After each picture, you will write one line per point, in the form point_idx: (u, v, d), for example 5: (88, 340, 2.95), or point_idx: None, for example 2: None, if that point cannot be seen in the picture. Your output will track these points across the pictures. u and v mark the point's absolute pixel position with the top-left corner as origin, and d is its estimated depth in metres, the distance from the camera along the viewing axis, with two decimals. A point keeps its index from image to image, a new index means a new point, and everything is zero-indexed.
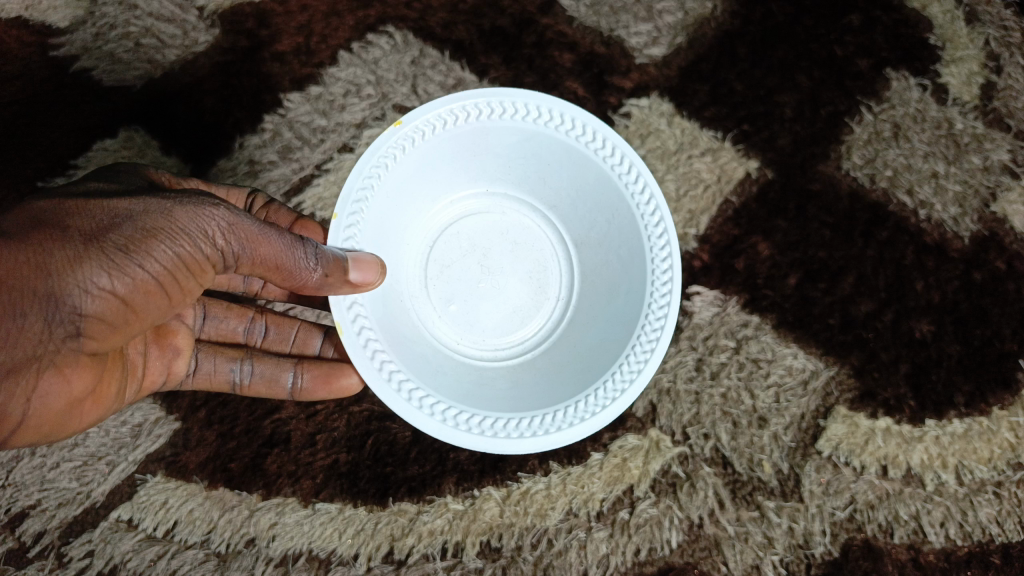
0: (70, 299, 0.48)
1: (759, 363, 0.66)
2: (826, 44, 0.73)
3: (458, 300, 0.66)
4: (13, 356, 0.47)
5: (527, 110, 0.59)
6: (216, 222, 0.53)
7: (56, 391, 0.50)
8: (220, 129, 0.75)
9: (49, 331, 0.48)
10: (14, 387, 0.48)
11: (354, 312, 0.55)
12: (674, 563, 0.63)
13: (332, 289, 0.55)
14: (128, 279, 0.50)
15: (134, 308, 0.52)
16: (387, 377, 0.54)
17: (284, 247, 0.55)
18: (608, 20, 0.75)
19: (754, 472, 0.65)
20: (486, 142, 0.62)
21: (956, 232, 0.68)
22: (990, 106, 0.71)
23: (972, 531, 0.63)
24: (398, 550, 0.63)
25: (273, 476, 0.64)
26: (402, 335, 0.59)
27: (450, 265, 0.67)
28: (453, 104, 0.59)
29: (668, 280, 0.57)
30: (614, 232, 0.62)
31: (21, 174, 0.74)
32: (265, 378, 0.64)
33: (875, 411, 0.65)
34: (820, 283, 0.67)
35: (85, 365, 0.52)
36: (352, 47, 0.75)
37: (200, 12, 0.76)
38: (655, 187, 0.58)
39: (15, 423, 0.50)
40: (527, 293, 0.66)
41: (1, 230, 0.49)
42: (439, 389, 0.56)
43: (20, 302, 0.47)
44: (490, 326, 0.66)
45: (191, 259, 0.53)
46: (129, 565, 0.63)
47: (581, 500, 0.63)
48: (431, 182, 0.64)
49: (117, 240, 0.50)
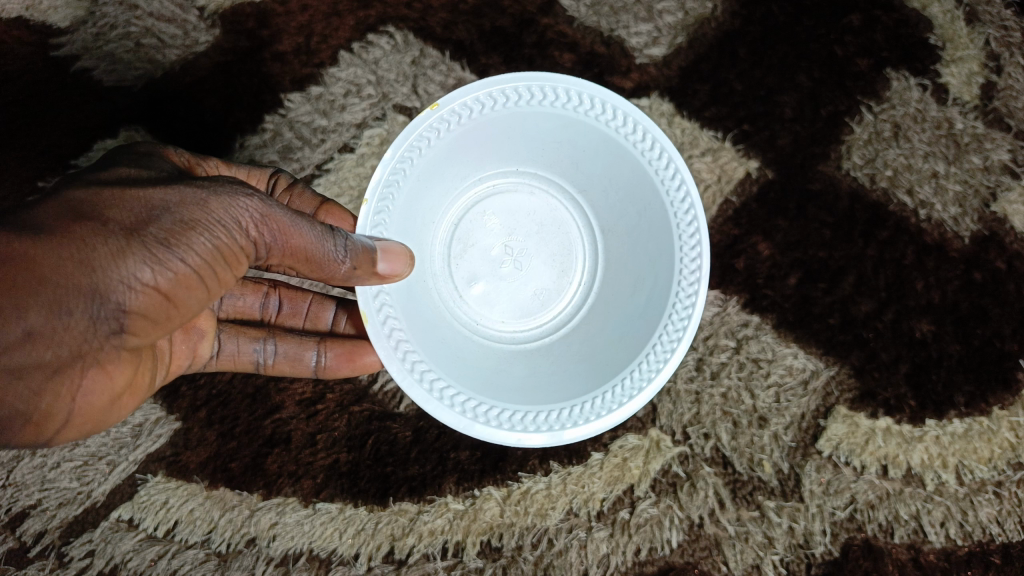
0: (115, 294, 0.46)
1: (759, 363, 0.66)
2: (826, 44, 0.73)
3: (481, 281, 0.67)
4: (56, 356, 0.45)
5: (567, 96, 0.59)
6: (250, 212, 0.51)
7: (101, 388, 0.48)
8: (220, 129, 0.75)
9: (94, 328, 0.46)
10: (59, 388, 0.46)
11: (380, 302, 0.56)
12: (674, 563, 0.63)
13: (360, 281, 0.54)
14: (172, 272, 0.48)
15: (177, 302, 0.49)
16: (409, 367, 0.55)
17: (317, 238, 0.53)
18: (608, 20, 0.75)
19: (754, 471, 0.65)
20: (522, 126, 0.62)
21: (955, 232, 0.68)
22: (990, 106, 0.71)
23: (972, 531, 0.63)
24: (398, 550, 0.63)
25: (273, 476, 0.64)
26: (426, 322, 0.60)
27: (474, 245, 0.68)
28: (493, 87, 0.58)
29: (696, 280, 0.56)
30: (643, 224, 0.62)
31: (23, 174, 0.74)
32: (288, 358, 0.63)
33: (876, 411, 0.65)
34: (820, 283, 0.67)
35: (126, 361, 0.49)
36: (353, 47, 0.75)
37: (200, 12, 0.76)
38: (691, 183, 0.57)
39: (59, 422, 0.47)
40: (548, 277, 0.68)
41: (34, 220, 0.46)
42: (462, 378, 0.57)
43: (64, 298, 0.44)
44: (511, 310, 0.68)
45: (228, 249, 0.50)
46: (129, 565, 0.63)
47: (581, 500, 0.63)
48: (463, 162, 0.65)
49: (159, 231, 0.47)
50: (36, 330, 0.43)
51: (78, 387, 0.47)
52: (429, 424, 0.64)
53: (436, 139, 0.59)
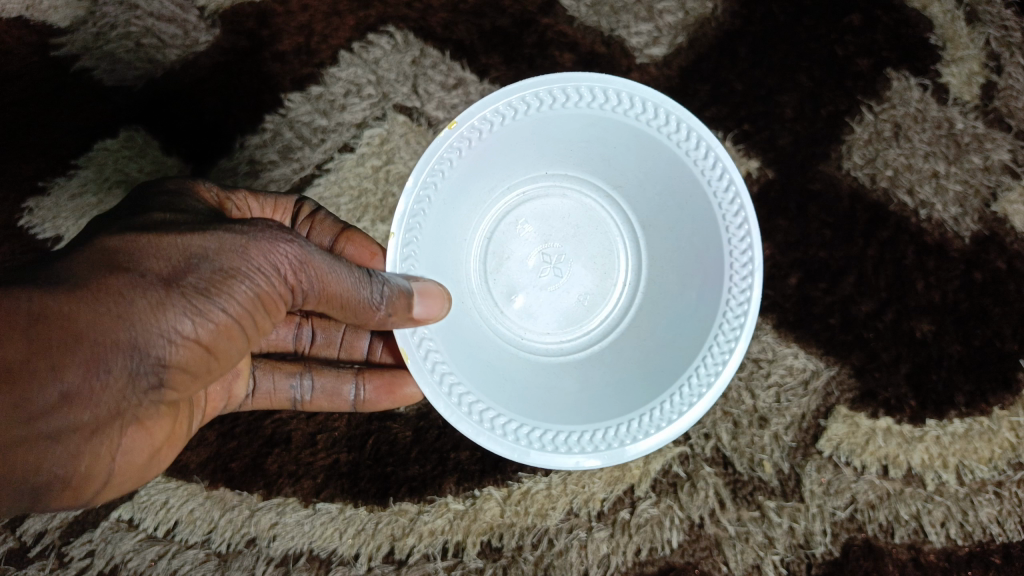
0: (154, 350, 0.47)
1: (759, 363, 0.66)
2: (827, 44, 0.73)
3: (521, 291, 0.68)
4: (97, 415, 0.46)
5: (592, 95, 0.57)
6: (288, 258, 0.52)
7: (140, 444, 0.49)
8: (221, 129, 0.75)
9: (132, 384, 0.47)
10: (99, 447, 0.47)
11: (418, 337, 0.56)
12: (674, 563, 0.63)
13: (396, 324, 0.55)
14: (209, 324, 0.49)
15: (216, 353, 0.51)
16: (455, 399, 0.55)
17: (353, 283, 0.54)
18: (609, 20, 0.75)
19: (754, 471, 0.65)
20: (548, 130, 0.61)
21: (955, 232, 0.68)
22: (990, 106, 0.71)
23: (972, 531, 0.63)
24: (399, 550, 0.63)
25: (273, 476, 0.64)
26: (466, 347, 0.60)
27: (511, 255, 0.69)
28: (511, 96, 0.57)
29: (748, 276, 0.55)
30: (687, 217, 0.60)
31: (23, 173, 0.74)
32: (326, 392, 0.63)
33: (876, 411, 0.65)
34: (820, 283, 0.67)
35: (163, 413, 0.51)
36: (352, 47, 0.75)
37: (201, 12, 0.76)
38: (734, 173, 0.56)
39: (100, 480, 0.49)
40: (591, 280, 0.68)
41: (71, 273, 0.46)
42: (510, 403, 0.56)
43: (103, 356, 0.45)
44: (554, 317, 0.68)
45: (266, 297, 0.51)
46: (129, 565, 0.63)
47: (581, 500, 0.63)
48: (489, 175, 0.64)
49: (196, 284, 0.48)
50: (75, 391, 0.44)
51: (119, 442, 0.48)
52: (430, 424, 0.64)
53: (459, 159, 0.58)
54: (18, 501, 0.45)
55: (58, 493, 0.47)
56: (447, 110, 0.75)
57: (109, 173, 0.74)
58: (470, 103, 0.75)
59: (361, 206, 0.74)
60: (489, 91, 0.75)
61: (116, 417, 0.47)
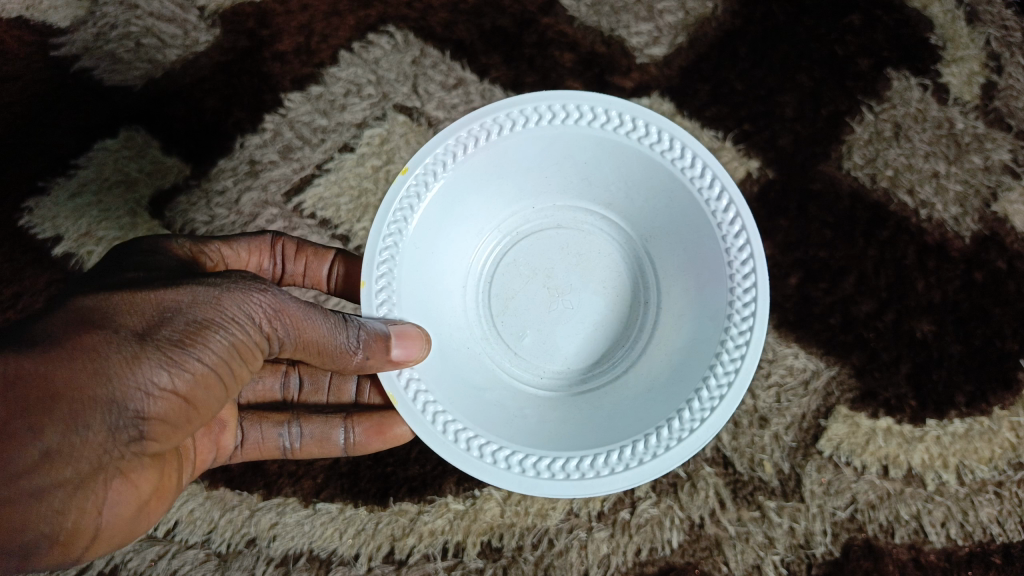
0: (132, 402, 0.45)
1: (760, 363, 0.66)
2: (826, 44, 0.73)
3: (529, 330, 0.61)
4: (77, 471, 0.43)
5: (540, 114, 0.55)
6: (262, 308, 0.50)
7: (128, 499, 0.46)
8: (221, 129, 0.75)
9: (113, 438, 0.44)
10: (83, 502, 0.44)
11: (410, 382, 0.52)
12: (674, 563, 0.62)
13: (377, 369, 0.51)
14: (188, 375, 0.46)
15: (196, 404, 0.48)
16: (464, 446, 0.50)
17: (329, 331, 0.52)
18: (608, 20, 0.75)
19: (755, 472, 0.64)
20: (511, 160, 0.57)
21: (956, 232, 0.68)
22: (990, 106, 0.71)
23: (972, 531, 0.63)
24: (399, 550, 0.63)
25: (273, 476, 0.64)
26: (472, 390, 0.55)
27: (512, 296, 0.62)
28: (457, 133, 0.55)
29: (748, 258, 0.52)
30: (678, 218, 0.57)
31: (22, 173, 0.74)
32: (316, 439, 0.61)
33: (877, 410, 0.65)
34: (821, 284, 0.67)
35: (151, 467, 0.47)
36: (353, 47, 0.75)
37: (201, 12, 0.77)
38: (706, 156, 0.54)
39: (89, 537, 0.45)
40: (603, 302, 0.61)
41: (46, 330, 0.45)
42: (523, 438, 0.51)
43: (80, 413, 0.43)
44: (571, 350, 0.61)
45: (244, 346, 0.49)
46: (129, 565, 0.62)
47: (581, 500, 0.63)
48: (464, 218, 0.60)
49: (171, 335, 0.46)
50: (54, 449, 0.42)
51: (103, 500, 0.45)
52: None
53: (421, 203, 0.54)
54: (7, 564, 0.43)
55: (46, 555, 0.44)
56: (447, 109, 0.74)
57: (107, 172, 0.74)
58: (470, 102, 0.74)
59: (361, 206, 0.73)
60: (489, 91, 0.74)
61: (95, 473, 0.44)
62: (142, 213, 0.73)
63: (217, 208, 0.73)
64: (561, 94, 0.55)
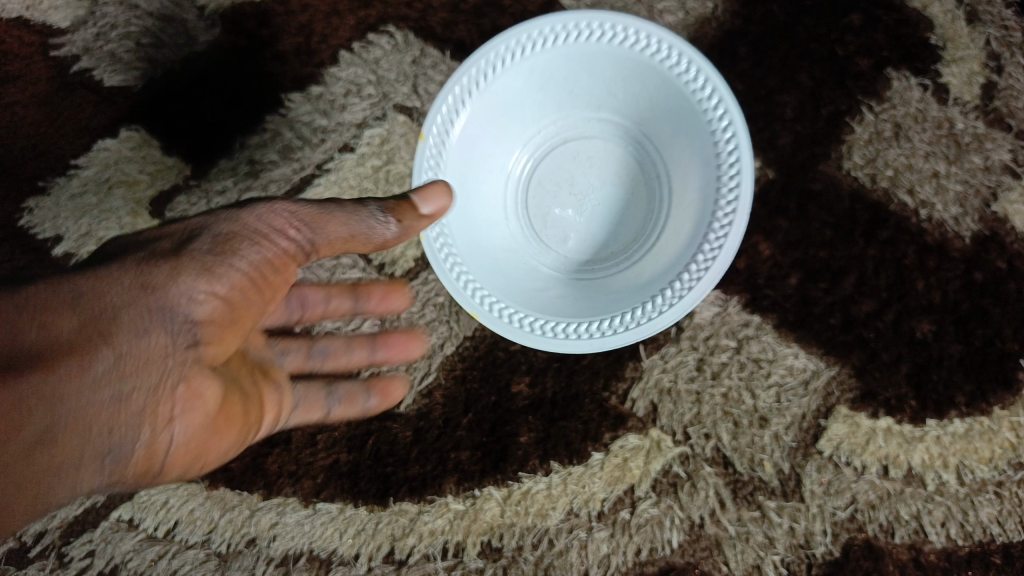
0: (180, 309, 0.49)
1: (761, 363, 0.66)
2: (827, 44, 0.73)
3: (571, 232, 0.67)
4: (145, 379, 0.48)
5: (514, 50, 0.60)
6: (282, 214, 0.53)
7: (191, 407, 0.49)
8: (222, 129, 0.75)
9: (171, 345, 0.49)
10: (154, 407, 0.48)
11: (466, 282, 0.61)
12: (674, 563, 0.62)
13: (413, 229, 0.55)
14: (225, 280, 0.50)
15: (240, 311, 0.52)
16: (539, 330, 0.59)
17: (348, 216, 0.53)
18: None
19: (755, 472, 0.64)
20: (505, 96, 0.63)
21: (956, 232, 0.68)
22: (990, 106, 0.71)
23: (972, 531, 0.63)
24: (399, 550, 0.63)
25: (273, 476, 0.64)
26: (530, 289, 0.64)
27: (548, 210, 0.67)
28: (453, 88, 0.60)
29: (729, 124, 0.57)
30: (665, 103, 0.61)
31: (25, 171, 0.75)
32: (353, 394, 0.63)
33: (877, 410, 0.65)
34: (821, 283, 0.67)
35: (211, 375, 0.51)
36: (353, 47, 0.75)
37: (201, 12, 0.76)
38: (673, 39, 0.58)
39: (165, 449, 0.49)
40: (626, 194, 0.67)
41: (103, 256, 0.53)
42: (584, 311, 0.61)
43: (135, 322, 0.48)
44: (607, 229, 0.67)
45: (278, 256, 0.53)
46: (129, 565, 0.63)
47: (581, 500, 0.63)
48: (490, 158, 0.66)
49: (202, 248, 0.51)
50: (127, 356, 0.48)
51: (182, 412, 0.49)
52: (429, 424, 0.64)
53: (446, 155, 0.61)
54: (100, 472, 0.48)
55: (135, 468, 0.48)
56: None
57: (107, 173, 0.74)
58: None
59: (361, 206, 0.74)
60: None
61: (166, 388, 0.48)
62: (142, 213, 0.74)
63: (218, 208, 0.74)
64: (525, 25, 0.59)
